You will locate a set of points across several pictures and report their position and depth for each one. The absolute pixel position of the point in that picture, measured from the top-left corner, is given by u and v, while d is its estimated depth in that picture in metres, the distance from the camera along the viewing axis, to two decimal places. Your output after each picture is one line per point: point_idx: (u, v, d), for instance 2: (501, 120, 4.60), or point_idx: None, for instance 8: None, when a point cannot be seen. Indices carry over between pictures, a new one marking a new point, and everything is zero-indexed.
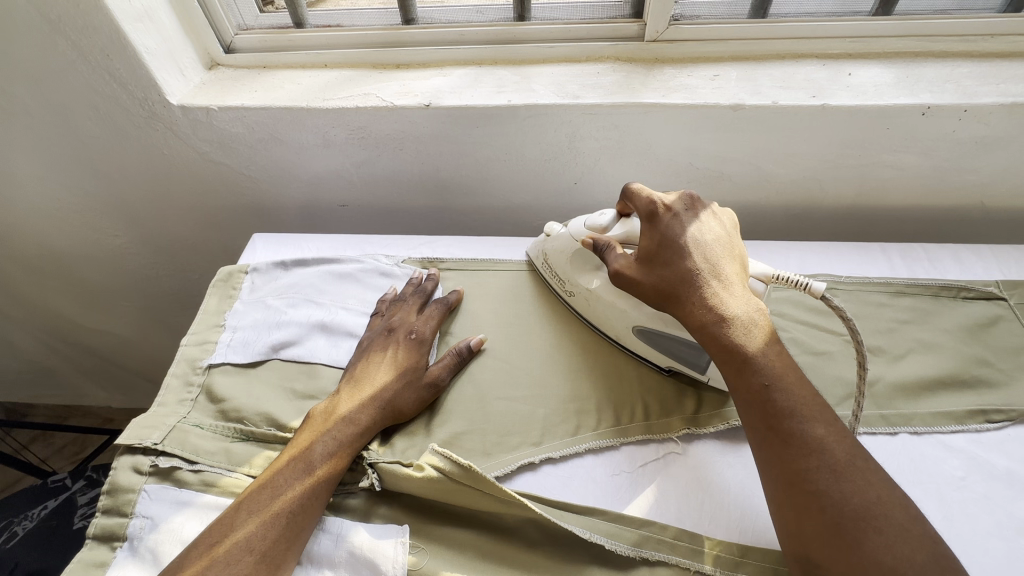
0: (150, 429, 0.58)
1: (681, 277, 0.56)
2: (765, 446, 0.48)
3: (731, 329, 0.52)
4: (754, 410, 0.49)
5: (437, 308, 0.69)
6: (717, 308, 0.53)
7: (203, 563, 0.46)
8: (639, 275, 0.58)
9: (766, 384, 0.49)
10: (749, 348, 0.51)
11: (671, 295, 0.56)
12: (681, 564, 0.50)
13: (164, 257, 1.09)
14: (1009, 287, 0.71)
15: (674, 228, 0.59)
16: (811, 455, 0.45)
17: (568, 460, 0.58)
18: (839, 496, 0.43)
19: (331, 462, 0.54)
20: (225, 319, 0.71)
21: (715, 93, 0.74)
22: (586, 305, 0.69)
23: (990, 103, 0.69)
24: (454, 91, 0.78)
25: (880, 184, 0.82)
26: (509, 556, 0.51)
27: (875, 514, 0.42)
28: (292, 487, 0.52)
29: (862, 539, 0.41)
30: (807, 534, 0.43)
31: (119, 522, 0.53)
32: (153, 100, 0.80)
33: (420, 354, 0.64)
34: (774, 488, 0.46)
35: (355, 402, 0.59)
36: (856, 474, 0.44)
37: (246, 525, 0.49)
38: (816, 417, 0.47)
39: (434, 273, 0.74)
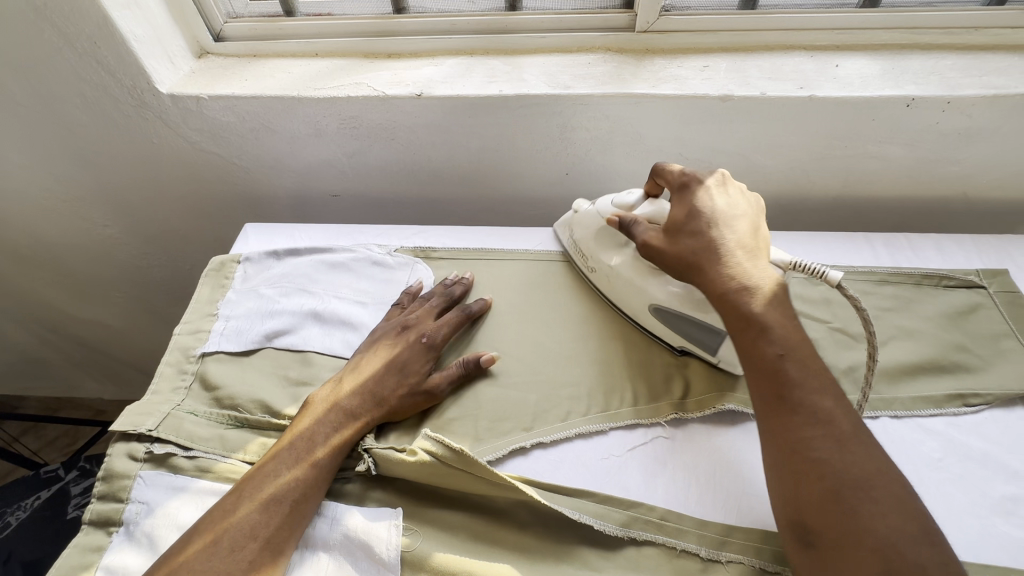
0: (145, 416, 0.59)
1: (704, 248, 0.58)
2: (773, 414, 0.49)
3: (751, 299, 0.53)
4: (765, 379, 0.50)
5: (455, 313, 0.68)
6: (738, 279, 0.55)
7: (204, 541, 0.48)
8: (664, 249, 0.61)
9: (781, 354, 0.50)
10: (765, 318, 0.52)
11: (696, 265, 0.57)
12: (667, 543, 0.52)
13: (154, 248, 1.08)
14: (989, 275, 0.73)
15: (700, 201, 0.61)
16: (817, 426, 0.47)
17: (559, 445, 0.59)
18: (842, 467, 0.44)
19: (323, 450, 0.55)
20: (218, 308, 0.71)
21: (704, 85, 0.74)
22: (609, 282, 0.70)
23: (972, 95, 0.71)
24: (447, 81, 0.79)
25: (866, 175, 0.83)
26: (500, 537, 0.53)
27: (874, 486, 0.43)
28: (281, 473, 0.53)
29: (860, 508, 0.43)
30: (805, 501, 0.45)
31: (113, 508, 0.54)
32: (142, 89, 0.79)
33: (424, 360, 0.63)
34: (776, 456, 0.48)
35: (352, 390, 0.60)
36: (860, 446, 0.45)
37: (239, 509, 0.50)
38: (826, 390, 0.48)
39: (469, 278, 0.73)
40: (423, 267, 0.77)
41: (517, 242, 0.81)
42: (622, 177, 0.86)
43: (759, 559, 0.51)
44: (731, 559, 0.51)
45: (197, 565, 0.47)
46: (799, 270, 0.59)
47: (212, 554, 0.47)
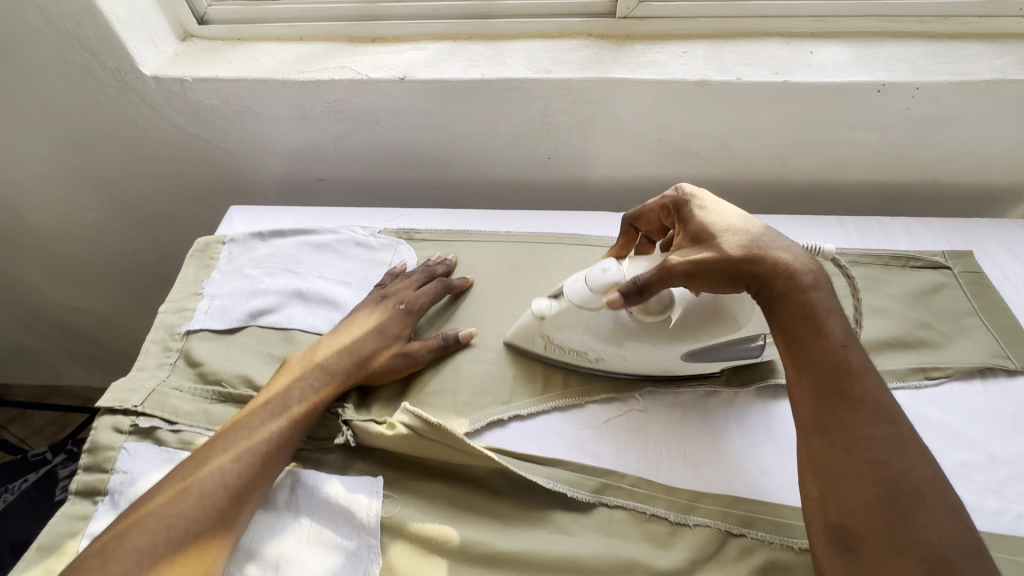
0: (130, 391, 0.60)
1: (752, 244, 0.52)
2: (829, 409, 0.46)
3: (813, 290, 0.50)
4: (823, 371, 0.47)
5: (436, 284, 0.71)
6: (793, 270, 0.50)
7: (176, 489, 0.49)
8: (709, 257, 0.51)
9: (844, 347, 0.48)
10: (830, 312, 0.49)
11: (751, 263, 0.51)
12: (637, 508, 0.54)
13: (140, 233, 1.09)
14: (954, 256, 0.75)
15: (713, 206, 0.56)
16: (879, 424, 0.45)
17: (536, 418, 0.61)
18: (901, 470, 0.42)
19: (300, 407, 0.57)
20: (203, 287, 0.72)
21: (682, 70, 0.76)
22: (624, 360, 0.61)
23: (939, 81, 0.73)
24: (429, 65, 0.80)
25: (839, 160, 0.85)
26: (478, 504, 0.55)
27: (932, 492, 0.41)
28: (260, 428, 0.54)
29: (916, 514, 0.40)
30: (852, 502, 0.43)
31: (99, 478, 0.55)
32: (126, 71, 0.80)
33: (404, 325, 0.66)
34: (823, 452, 0.46)
35: (333, 349, 0.62)
36: (918, 451, 0.43)
37: (215, 460, 0.51)
38: (884, 390, 0.46)
39: (452, 258, 0.75)
40: (407, 248, 0.78)
41: (499, 225, 0.82)
42: (603, 162, 0.88)
43: (725, 522, 0.53)
44: (699, 523, 0.53)
45: (164, 511, 0.48)
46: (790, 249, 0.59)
47: (182, 500, 0.49)
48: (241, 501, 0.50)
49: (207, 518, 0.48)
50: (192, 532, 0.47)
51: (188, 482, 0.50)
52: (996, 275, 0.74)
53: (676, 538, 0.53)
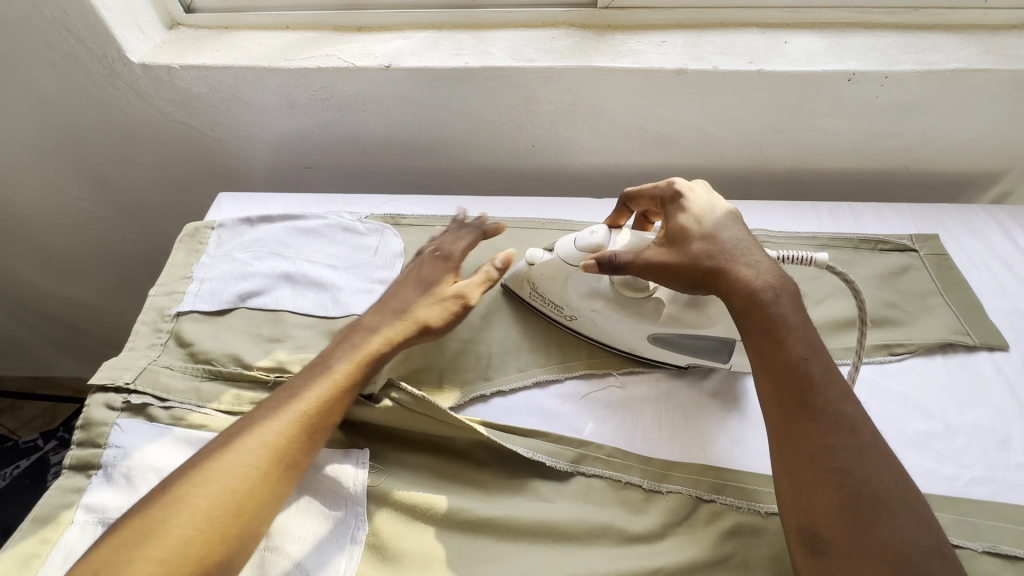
0: (122, 370, 0.61)
1: (719, 254, 0.54)
2: (794, 418, 0.47)
3: (774, 305, 0.51)
4: (786, 383, 0.48)
5: (467, 228, 0.70)
6: (751, 287, 0.52)
7: (219, 448, 0.50)
8: (674, 259, 0.55)
9: (806, 358, 0.49)
10: (790, 322, 0.50)
11: (711, 272, 0.54)
12: (613, 476, 0.57)
13: (130, 222, 1.09)
14: (920, 240, 0.78)
15: (698, 207, 0.58)
16: (841, 434, 0.45)
17: (518, 394, 0.63)
18: (864, 479, 0.43)
19: (345, 366, 0.56)
20: (192, 271, 0.73)
21: (660, 58, 0.78)
22: (594, 325, 0.64)
23: (907, 69, 0.76)
24: (415, 53, 0.81)
25: (814, 147, 0.88)
26: (461, 474, 0.57)
27: (893, 500, 0.43)
28: (308, 391, 0.54)
29: (878, 521, 0.42)
30: (819, 510, 0.44)
31: (92, 452, 0.57)
32: (113, 58, 0.81)
33: (444, 267, 0.66)
34: (791, 462, 0.46)
35: (376, 309, 0.62)
36: (880, 458, 0.45)
37: (259, 422, 0.52)
38: (847, 399, 0.47)
39: (468, 210, 0.72)
40: (393, 233, 0.79)
41: (484, 210, 0.84)
42: (586, 149, 0.90)
43: (696, 489, 0.56)
44: (672, 490, 0.56)
45: (209, 466, 0.48)
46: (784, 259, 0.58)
47: (222, 458, 0.49)
48: (281, 460, 0.50)
49: (245, 474, 0.48)
50: (233, 486, 0.47)
51: (228, 439, 0.50)
52: (961, 257, 0.77)
53: (649, 504, 0.56)
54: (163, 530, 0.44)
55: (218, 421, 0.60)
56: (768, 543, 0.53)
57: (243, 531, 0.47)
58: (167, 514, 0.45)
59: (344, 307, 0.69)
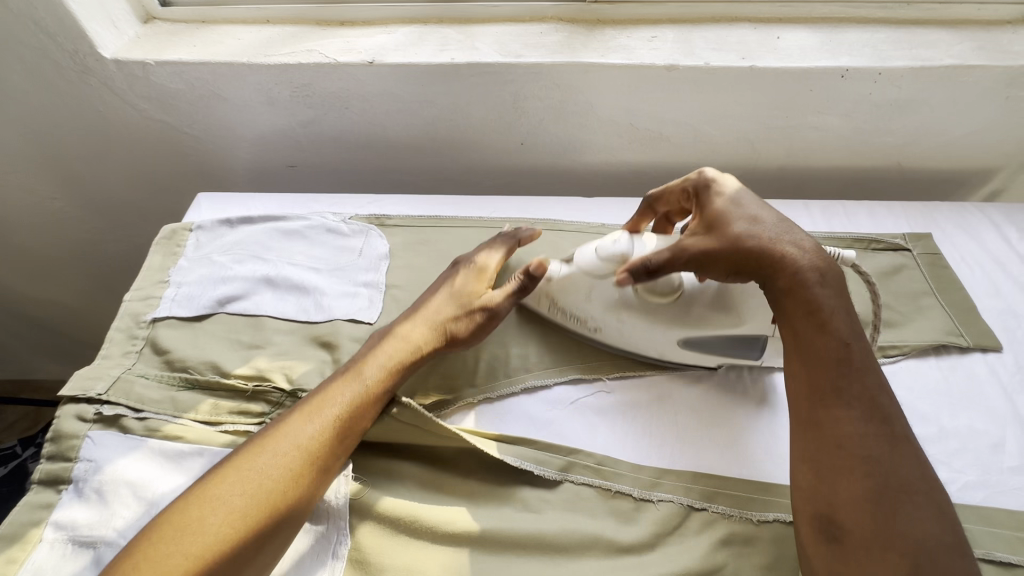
0: (94, 379, 0.59)
1: (763, 235, 0.53)
2: (824, 405, 0.48)
3: (818, 288, 0.51)
4: (822, 367, 0.49)
5: (505, 240, 0.68)
6: (797, 267, 0.52)
7: (255, 448, 0.50)
8: (718, 244, 0.54)
9: (845, 345, 0.49)
10: (832, 308, 0.51)
11: (754, 257, 0.53)
12: (603, 485, 0.56)
13: (108, 223, 1.06)
14: (914, 239, 0.77)
15: (733, 191, 0.57)
16: (874, 423, 0.47)
17: (505, 399, 0.61)
18: (892, 469, 0.45)
19: (378, 376, 0.56)
20: (170, 275, 0.71)
21: (651, 54, 0.76)
22: (620, 334, 0.62)
23: (901, 66, 0.75)
24: (399, 49, 0.79)
25: (807, 145, 0.87)
26: (446, 484, 0.56)
27: (918, 492, 0.44)
28: (344, 396, 0.54)
29: (901, 510, 0.44)
30: (842, 495, 0.45)
31: (62, 466, 0.54)
32: (84, 54, 0.78)
33: (480, 283, 0.64)
34: (817, 448, 0.47)
35: (409, 321, 0.60)
36: (908, 451, 0.46)
37: (293, 424, 0.52)
38: (879, 390, 0.49)
39: (532, 230, 0.69)
40: (378, 233, 0.77)
41: (471, 210, 0.82)
42: (575, 147, 0.88)
43: (687, 497, 0.55)
44: (663, 498, 0.55)
45: (246, 465, 0.49)
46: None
47: (258, 459, 0.50)
48: (313, 463, 0.50)
49: (282, 476, 0.49)
50: (267, 487, 0.48)
51: (265, 440, 0.51)
52: (954, 257, 0.76)
53: (639, 513, 0.54)
54: (199, 526, 0.46)
55: (195, 432, 0.58)
56: (760, 553, 0.52)
57: (273, 532, 0.47)
58: (203, 511, 0.47)
59: (327, 311, 0.67)
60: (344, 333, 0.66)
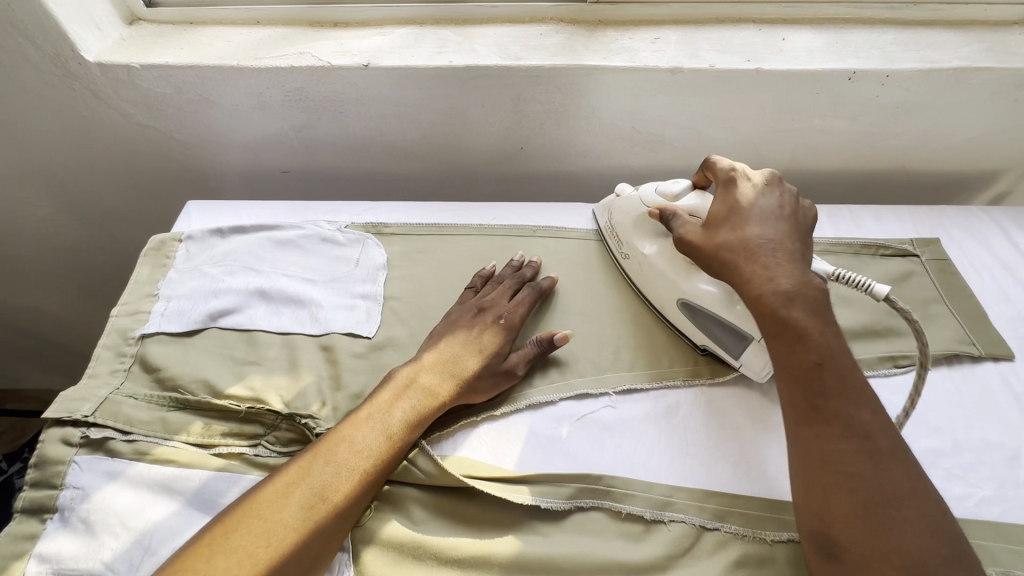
0: (80, 401, 0.57)
1: (739, 248, 0.55)
2: (806, 423, 0.47)
3: (789, 306, 0.50)
4: (800, 385, 0.48)
5: (529, 292, 0.67)
6: (761, 283, 0.52)
7: (276, 492, 0.48)
8: (698, 241, 0.58)
9: (818, 362, 0.48)
10: (805, 324, 0.49)
11: (727, 262, 0.55)
12: (613, 507, 0.54)
13: (93, 231, 1.03)
14: (922, 244, 0.76)
15: (750, 199, 0.58)
16: (852, 439, 0.45)
17: (509, 417, 0.59)
18: (879, 485, 0.44)
19: (404, 427, 0.54)
20: (159, 288, 0.68)
21: (655, 56, 0.74)
22: (640, 270, 0.68)
23: (909, 68, 0.73)
24: (395, 51, 0.76)
25: (813, 148, 0.85)
26: (450, 508, 0.54)
27: (909, 506, 0.43)
28: (368, 444, 0.52)
29: (893, 527, 0.42)
30: (833, 513, 0.44)
31: (47, 494, 0.52)
32: (66, 56, 0.75)
33: (505, 340, 0.63)
34: (803, 467, 0.46)
35: (434, 371, 0.59)
36: (895, 465, 0.45)
37: (319, 473, 0.50)
38: (862, 403, 0.47)
39: (553, 278, 0.70)
40: (375, 243, 0.75)
41: (471, 217, 0.80)
42: (577, 151, 0.86)
43: (699, 517, 0.53)
44: (674, 519, 0.53)
45: (270, 513, 0.47)
46: (841, 279, 0.57)
47: (278, 507, 0.48)
48: (336, 513, 0.49)
49: (304, 526, 0.47)
50: (290, 540, 0.46)
51: (288, 485, 0.49)
52: (962, 262, 0.75)
53: (649, 535, 0.53)
54: None
55: (187, 455, 0.55)
56: (775, 574, 0.50)
57: None
58: (227, 562, 0.44)
59: (324, 324, 0.65)
60: (342, 348, 0.63)
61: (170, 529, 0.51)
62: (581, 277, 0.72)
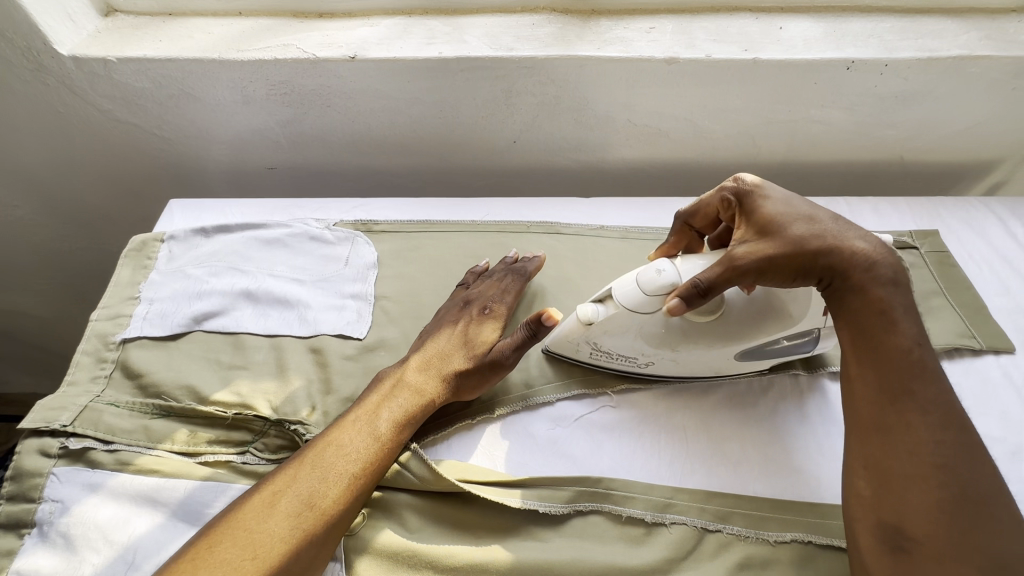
0: (58, 410, 0.54)
1: (826, 234, 0.49)
2: (895, 409, 0.45)
3: (890, 286, 0.48)
4: (895, 369, 0.46)
5: (515, 280, 0.66)
6: (871, 261, 0.49)
7: (269, 501, 0.47)
8: (780, 250, 0.48)
9: (916, 347, 0.47)
10: (897, 309, 0.48)
11: (816, 255, 0.48)
12: (613, 510, 0.52)
13: (74, 231, 0.99)
14: (921, 236, 0.75)
15: (778, 193, 0.51)
16: (950, 431, 0.44)
17: (506, 419, 0.58)
18: (971, 479, 0.42)
19: (391, 428, 0.52)
20: (141, 290, 0.66)
21: (650, 46, 0.73)
22: (671, 363, 0.57)
23: (908, 57, 0.72)
24: (383, 43, 0.74)
25: (809, 140, 0.84)
26: (445, 515, 0.52)
27: (999, 504, 0.41)
28: (357, 448, 0.50)
29: (981, 523, 0.41)
30: (914, 505, 0.42)
31: (25, 508, 0.50)
32: (38, 50, 0.72)
33: (489, 332, 0.61)
34: (887, 453, 0.45)
35: (418, 368, 0.57)
36: (984, 461, 0.43)
37: (307, 480, 0.48)
38: (950, 394, 0.46)
39: (539, 256, 0.69)
40: (364, 241, 0.72)
41: (463, 213, 0.78)
42: (571, 144, 0.84)
43: (700, 519, 0.52)
44: (675, 521, 0.52)
45: (254, 523, 0.45)
46: None
47: (273, 515, 0.46)
48: (326, 522, 0.47)
49: (292, 536, 0.45)
50: (276, 549, 0.44)
51: (274, 493, 0.47)
52: (961, 254, 0.74)
53: (650, 538, 0.51)
54: None
55: (171, 464, 0.53)
56: None
57: None
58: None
59: (313, 326, 0.63)
60: (332, 350, 0.61)
61: (155, 542, 0.49)
62: (577, 273, 0.71)
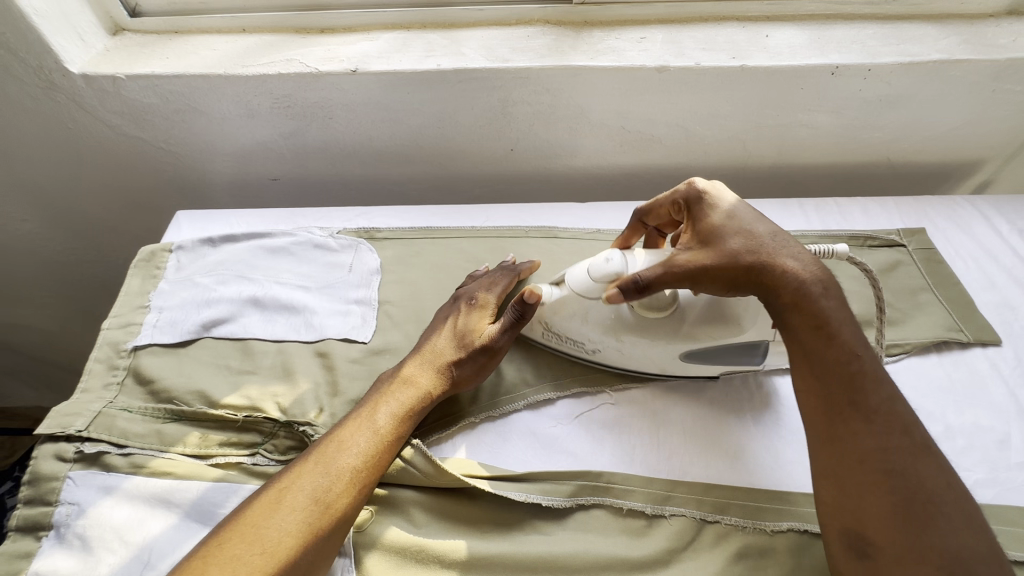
0: (73, 416, 0.56)
1: (761, 249, 0.51)
2: (840, 420, 0.47)
3: (826, 301, 0.50)
4: (837, 382, 0.48)
5: (505, 275, 0.66)
6: (801, 280, 0.50)
7: (268, 504, 0.48)
8: (715, 260, 0.50)
9: (855, 356, 0.48)
10: (837, 321, 0.49)
11: (748, 270, 0.50)
12: (613, 504, 0.54)
13: (81, 244, 1.01)
14: (908, 234, 0.78)
15: (727, 203, 0.54)
16: (895, 435, 0.46)
17: (508, 417, 0.60)
18: (916, 480, 0.44)
19: (392, 422, 0.54)
20: (150, 299, 0.67)
21: (641, 55, 0.75)
22: (620, 355, 0.59)
23: (890, 62, 0.74)
24: (383, 56, 0.76)
25: (798, 142, 0.86)
26: (451, 511, 0.54)
27: (948, 500, 0.43)
28: (358, 445, 0.52)
29: (931, 522, 0.42)
30: (870, 512, 0.44)
31: (42, 511, 0.51)
32: (50, 69, 0.74)
33: (481, 319, 0.62)
34: (839, 466, 0.46)
35: (416, 361, 0.59)
36: (931, 461, 0.45)
37: (307, 479, 0.49)
38: (893, 398, 0.47)
39: (531, 261, 0.69)
40: (367, 248, 0.74)
41: (463, 220, 0.80)
42: (567, 150, 0.87)
43: (699, 510, 0.53)
44: (675, 513, 0.53)
45: (261, 520, 0.46)
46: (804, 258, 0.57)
47: (273, 517, 0.47)
48: (333, 517, 0.48)
49: (296, 531, 0.46)
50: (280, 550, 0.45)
51: (279, 493, 0.48)
52: (948, 251, 0.76)
53: (651, 530, 0.53)
54: None
55: (183, 466, 0.55)
56: (776, 565, 0.50)
57: None
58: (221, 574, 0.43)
59: (319, 331, 0.65)
60: (338, 354, 0.63)
61: (169, 541, 0.50)
62: None
